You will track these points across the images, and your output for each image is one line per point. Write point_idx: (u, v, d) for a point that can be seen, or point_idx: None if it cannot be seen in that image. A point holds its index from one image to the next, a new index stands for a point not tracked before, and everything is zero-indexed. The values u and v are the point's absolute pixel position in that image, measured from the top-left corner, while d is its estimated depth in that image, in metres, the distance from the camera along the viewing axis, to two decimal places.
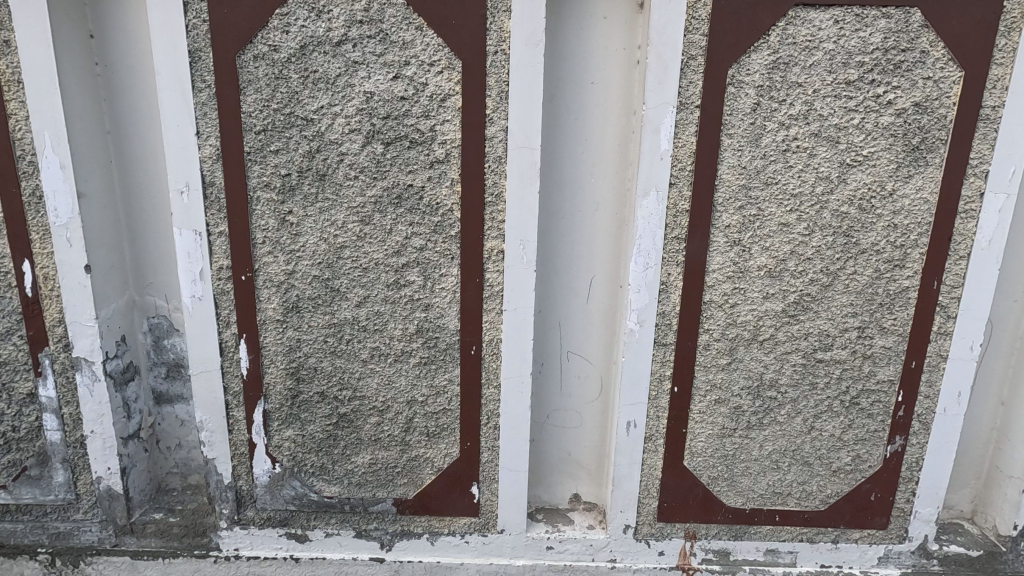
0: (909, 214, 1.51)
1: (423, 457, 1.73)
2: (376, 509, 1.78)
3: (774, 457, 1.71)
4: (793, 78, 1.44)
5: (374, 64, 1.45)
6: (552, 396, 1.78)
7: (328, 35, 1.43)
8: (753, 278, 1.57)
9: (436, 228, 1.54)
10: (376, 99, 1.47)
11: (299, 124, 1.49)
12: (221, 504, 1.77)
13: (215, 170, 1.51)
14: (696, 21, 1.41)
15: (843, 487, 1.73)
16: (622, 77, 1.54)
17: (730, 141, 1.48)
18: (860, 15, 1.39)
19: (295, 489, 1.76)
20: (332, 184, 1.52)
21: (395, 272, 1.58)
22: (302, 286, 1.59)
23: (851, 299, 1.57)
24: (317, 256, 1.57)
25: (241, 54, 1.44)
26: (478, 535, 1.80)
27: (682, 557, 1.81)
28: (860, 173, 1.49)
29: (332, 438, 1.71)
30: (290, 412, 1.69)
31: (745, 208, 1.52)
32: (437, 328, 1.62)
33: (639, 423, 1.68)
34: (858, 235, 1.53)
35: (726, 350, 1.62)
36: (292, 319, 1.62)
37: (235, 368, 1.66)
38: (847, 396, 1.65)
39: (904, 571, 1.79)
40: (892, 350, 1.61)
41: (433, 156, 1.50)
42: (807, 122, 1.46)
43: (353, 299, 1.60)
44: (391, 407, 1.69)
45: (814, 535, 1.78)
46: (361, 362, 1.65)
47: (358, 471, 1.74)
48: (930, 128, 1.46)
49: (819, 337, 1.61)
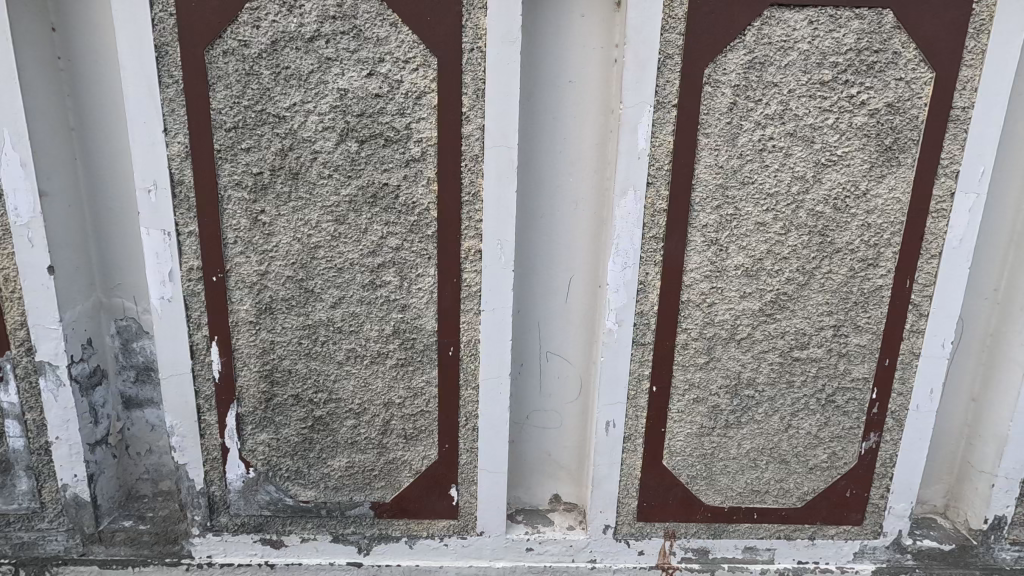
0: (882, 213, 1.53)
1: (401, 459, 1.71)
2: (353, 513, 1.75)
3: (751, 455, 1.72)
4: (769, 78, 1.44)
5: (348, 60, 1.42)
6: (531, 396, 1.77)
7: (301, 31, 1.40)
8: (730, 277, 1.57)
9: (413, 227, 1.52)
10: (350, 96, 1.44)
11: (271, 121, 1.45)
12: (193, 510, 1.73)
13: (184, 168, 1.47)
14: (672, 20, 1.41)
15: (819, 484, 1.75)
16: (600, 76, 1.53)
17: (707, 140, 1.48)
18: (834, 15, 1.40)
19: (269, 494, 1.72)
20: (306, 183, 1.49)
21: (371, 273, 1.55)
22: (275, 287, 1.56)
23: (827, 298, 1.59)
24: (291, 256, 1.54)
25: (210, 49, 1.40)
26: (457, 537, 1.79)
27: (662, 556, 1.81)
28: (835, 173, 1.50)
29: (307, 442, 1.68)
30: (264, 415, 1.66)
31: (722, 207, 1.52)
32: (415, 329, 1.60)
33: (618, 423, 1.68)
34: (833, 234, 1.54)
35: (704, 349, 1.63)
36: (266, 321, 1.58)
37: (207, 372, 1.62)
38: (823, 394, 1.67)
39: (879, 566, 1.81)
40: (867, 347, 1.63)
41: (409, 154, 1.48)
42: (783, 122, 1.47)
43: (328, 299, 1.57)
44: (368, 410, 1.66)
45: (791, 532, 1.79)
46: (336, 364, 1.62)
47: (335, 475, 1.71)
48: (902, 128, 1.48)
49: (795, 336, 1.62)
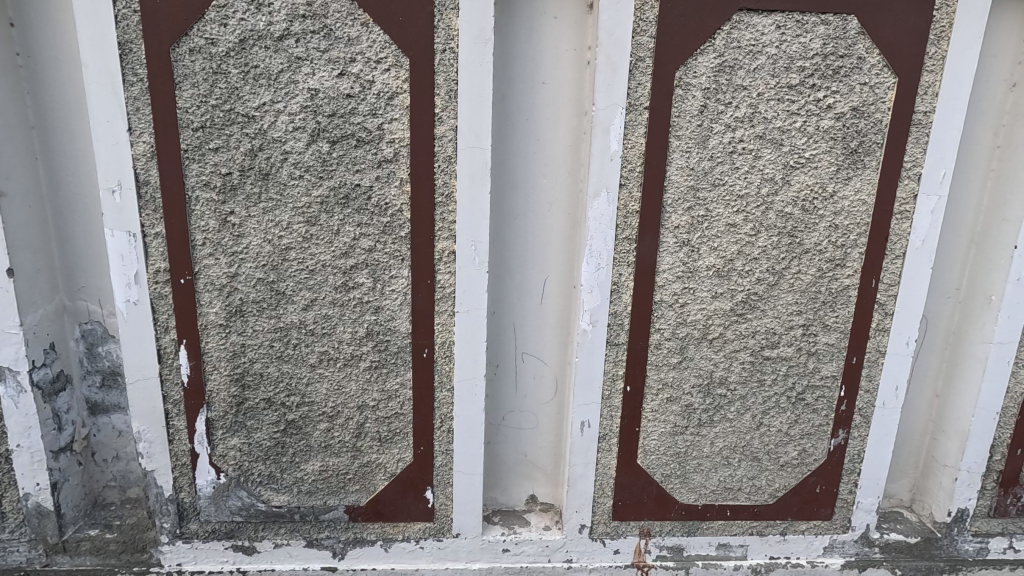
0: (849, 215, 1.56)
1: (376, 462, 1.69)
2: (327, 517, 1.73)
3: (724, 453, 1.75)
4: (738, 81, 1.46)
5: (318, 60, 1.41)
6: (507, 397, 1.77)
7: (270, 29, 1.38)
8: (701, 277, 1.59)
9: (385, 228, 1.51)
10: (321, 96, 1.43)
11: (239, 121, 1.43)
12: (161, 518, 1.69)
13: (150, 168, 1.44)
14: (643, 23, 1.42)
15: (790, 480, 1.78)
16: (573, 78, 1.54)
17: (678, 143, 1.49)
18: (801, 21, 1.43)
19: (241, 499, 1.69)
20: (276, 184, 1.47)
21: (343, 275, 1.54)
22: (245, 289, 1.53)
23: (796, 298, 1.62)
24: (261, 258, 1.51)
25: (176, 46, 1.37)
26: (433, 540, 1.78)
27: (637, 555, 1.82)
28: (803, 175, 1.53)
29: (279, 446, 1.66)
30: (234, 420, 1.63)
31: (693, 209, 1.54)
32: (389, 331, 1.59)
33: (593, 423, 1.69)
34: (802, 235, 1.57)
35: (677, 349, 1.64)
36: (236, 324, 1.56)
37: (175, 376, 1.59)
38: (793, 392, 1.70)
39: (849, 560, 1.85)
40: (835, 346, 1.66)
41: (381, 155, 1.47)
42: (752, 124, 1.49)
43: (300, 301, 1.55)
44: (341, 413, 1.64)
45: (763, 528, 1.82)
46: (309, 367, 1.60)
47: (308, 479, 1.69)
48: (867, 131, 1.51)
49: (766, 335, 1.64)
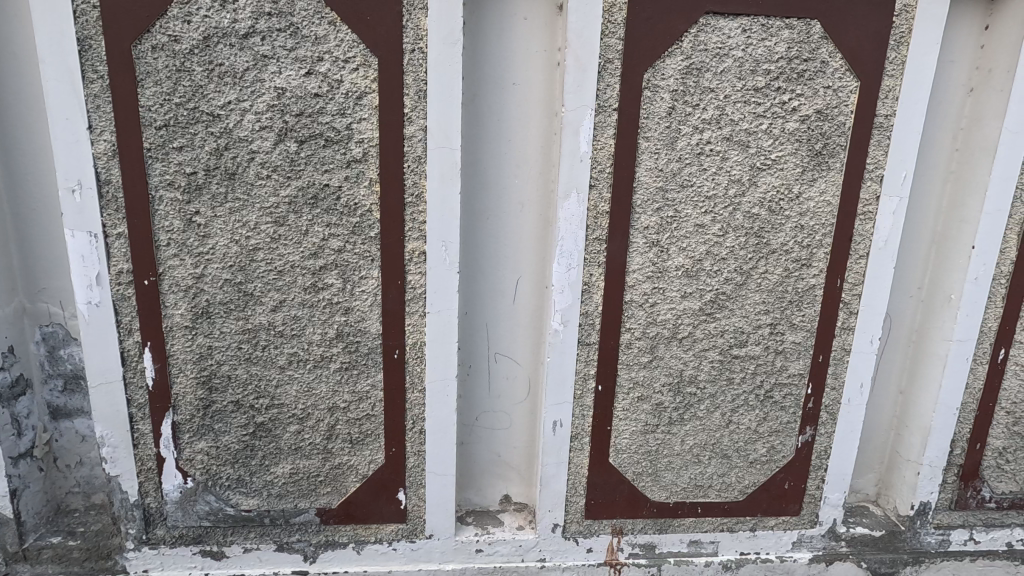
0: (814, 216, 1.59)
1: (347, 464, 1.68)
2: (298, 520, 1.71)
3: (695, 451, 1.77)
4: (705, 83, 1.48)
5: (285, 58, 1.39)
6: (480, 398, 1.77)
7: (234, 26, 1.36)
8: (671, 277, 1.61)
9: (355, 228, 1.50)
10: (288, 95, 1.41)
11: (204, 120, 1.41)
12: (127, 524, 1.66)
13: (111, 167, 1.42)
14: (612, 25, 1.43)
15: (759, 477, 1.80)
16: (544, 79, 1.54)
17: (647, 144, 1.51)
18: (766, 24, 1.45)
19: (209, 504, 1.67)
20: (243, 183, 1.45)
21: (312, 275, 1.52)
22: (211, 290, 1.51)
23: (763, 297, 1.64)
24: (228, 259, 1.49)
25: (138, 43, 1.35)
26: (406, 541, 1.77)
27: (610, 553, 1.83)
28: (769, 176, 1.55)
29: (248, 449, 1.64)
30: (202, 423, 1.60)
31: (662, 209, 1.55)
32: (359, 332, 1.58)
33: (565, 423, 1.70)
34: (768, 235, 1.59)
35: (647, 348, 1.66)
36: (202, 325, 1.53)
37: (140, 379, 1.56)
38: (762, 390, 1.72)
39: (816, 554, 1.89)
40: (801, 344, 1.69)
41: (350, 155, 1.46)
42: (719, 126, 1.51)
43: (268, 303, 1.53)
44: (311, 414, 1.63)
45: (733, 525, 1.85)
46: (278, 369, 1.59)
47: (279, 482, 1.67)
48: (831, 134, 1.54)
49: (734, 334, 1.67)
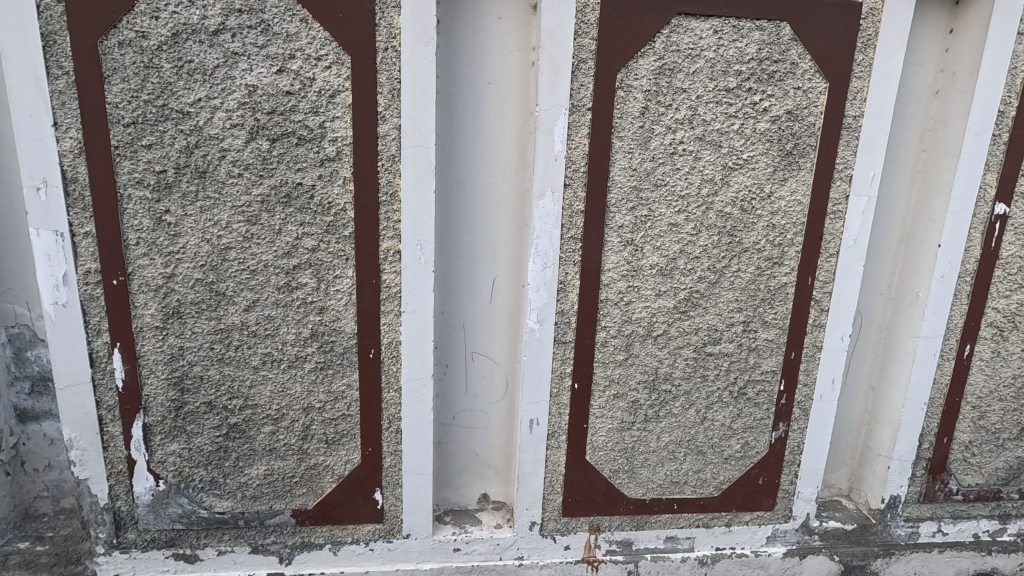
0: (785, 215, 1.62)
1: (323, 465, 1.67)
2: (273, 522, 1.70)
3: (670, 447, 1.78)
4: (678, 84, 1.50)
5: (255, 56, 1.38)
6: (457, 397, 1.77)
7: (204, 23, 1.34)
8: (645, 276, 1.62)
9: (329, 228, 1.49)
10: (259, 93, 1.40)
11: (173, 117, 1.39)
12: (97, 528, 1.63)
13: (78, 165, 1.39)
14: (585, 25, 1.44)
15: (733, 473, 1.83)
16: (518, 78, 1.55)
17: (621, 144, 1.52)
18: (737, 26, 1.47)
19: (182, 507, 1.65)
20: (214, 182, 1.43)
21: (286, 275, 1.51)
22: (183, 290, 1.49)
23: (736, 295, 1.66)
24: (199, 258, 1.47)
25: (104, 39, 1.33)
26: (383, 541, 1.76)
27: (588, 550, 1.84)
28: (741, 176, 1.57)
29: (221, 450, 1.62)
30: (174, 424, 1.58)
31: (637, 208, 1.57)
32: (334, 332, 1.57)
33: (541, 421, 1.70)
34: (741, 234, 1.62)
35: (622, 346, 1.67)
36: (173, 326, 1.51)
37: (109, 381, 1.53)
38: (735, 387, 1.74)
39: (790, 549, 1.92)
40: (774, 341, 1.72)
41: (323, 153, 1.45)
42: (692, 126, 1.53)
43: (241, 303, 1.52)
44: (286, 415, 1.62)
45: (709, 520, 1.87)
46: (252, 369, 1.57)
47: (253, 484, 1.66)
48: (801, 134, 1.56)
49: (708, 332, 1.69)
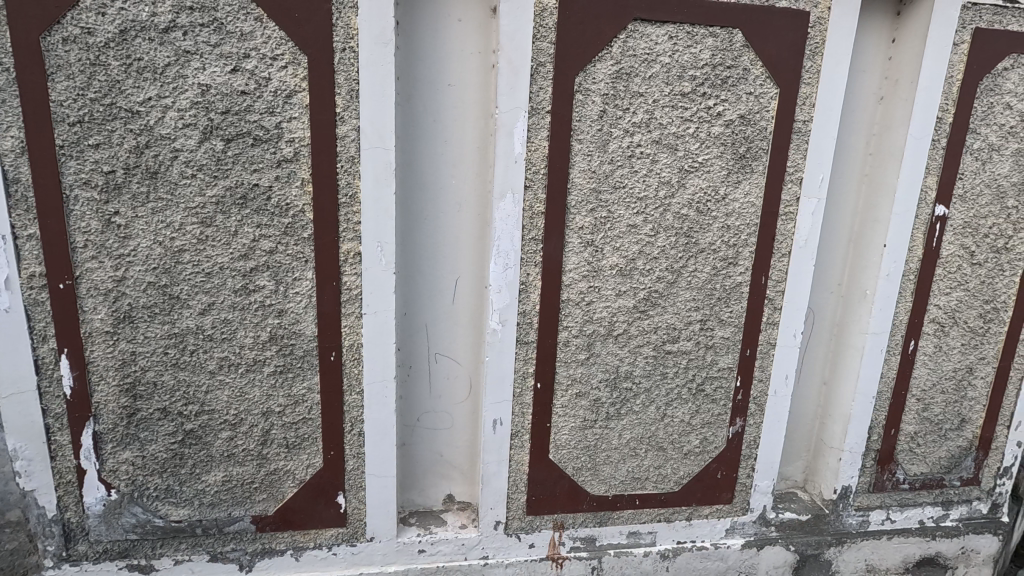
0: (739, 216, 1.67)
1: (284, 470, 1.65)
2: (232, 529, 1.67)
3: (632, 444, 1.82)
4: (635, 88, 1.53)
5: (208, 55, 1.35)
6: (421, 398, 1.76)
7: (153, 20, 1.31)
8: (606, 276, 1.65)
9: (287, 229, 1.47)
10: (213, 92, 1.37)
11: (122, 116, 1.35)
12: (45, 541, 1.58)
13: (20, 165, 1.34)
14: (543, 29, 1.45)
15: (693, 468, 1.87)
16: (479, 80, 1.55)
17: (580, 146, 1.54)
18: (691, 32, 1.51)
19: (136, 516, 1.60)
20: (166, 182, 1.40)
21: (243, 277, 1.49)
22: (134, 294, 1.45)
23: (694, 295, 1.71)
24: (152, 261, 1.44)
25: (47, 35, 1.28)
26: (347, 545, 1.75)
27: (552, 547, 1.86)
28: (697, 178, 1.61)
29: (177, 457, 1.59)
30: (126, 432, 1.54)
31: (596, 210, 1.59)
32: (293, 335, 1.55)
33: (504, 421, 1.71)
34: (697, 235, 1.66)
35: (584, 346, 1.70)
36: (125, 331, 1.47)
37: (56, 389, 1.48)
38: (694, 384, 1.79)
39: (748, 540, 1.97)
40: (730, 339, 1.77)
41: (280, 154, 1.43)
42: (649, 130, 1.56)
43: (196, 306, 1.49)
44: (244, 420, 1.59)
45: (670, 515, 1.91)
46: (208, 374, 1.54)
47: (211, 490, 1.63)
48: (753, 138, 1.61)
49: (667, 331, 1.73)
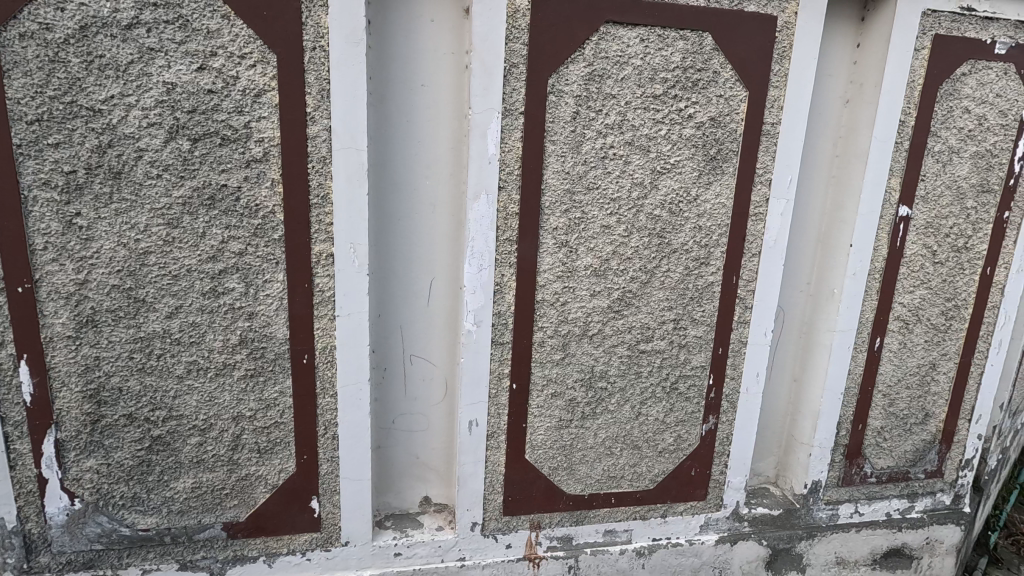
0: (711, 216, 1.69)
1: (255, 475, 1.62)
2: (202, 536, 1.63)
3: (607, 443, 1.83)
4: (607, 90, 1.54)
5: (174, 53, 1.32)
6: (397, 400, 1.75)
7: (115, 17, 1.28)
8: (580, 277, 1.66)
9: (257, 231, 1.45)
10: (179, 91, 1.34)
11: (84, 115, 1.31)
12: (4, 553, 1.52)
13: None
14: (516, 30, 1.45)
15: (667, 466, 1.89)
16: (452, 80, 1.55)
17: (554, 147, 1.55)
18: (662, 35, 1.53)
19: (101, 526, 1.56)
20: (130, 183, 1.37)
21: (211, 280, 1.46)
22: (98, 297, 1.41)
23: (667, 295, 1.73)
24: (115, 264, 1.40)
25: (3, 30, 1.24)
26: (321, 550, 1.73)
27: (529, 548, 1.87)
28: (669, 180, 1.63)
29: (144, 464, 1.55)
30: (90, 439, 1.50)
31: (570, 211, 1.60)
32: (264, 338, 1.53)
33: (480, 422, 1.71)
34: (670, 235, 1.68)
35: (559, 346, 1.70)
36: (88, 335, 1.43)
37: (15, 396, 1.43)
38: (668, 382, 1.81)
39: (722, 536, 2.00)
40: (703, 337, 1.79)
41: (249, 154, 1.41)
42: (622, 131, 1.57)
43: (162, 310, 1.45)
44: (214, 425, 1.56)
45: (645, 512, 1.93)
46: (176, 379, 1.51)
47: (180, 497, 1.59)
48: (724, 139, 1.64)
49: (641, 330, 1.74)
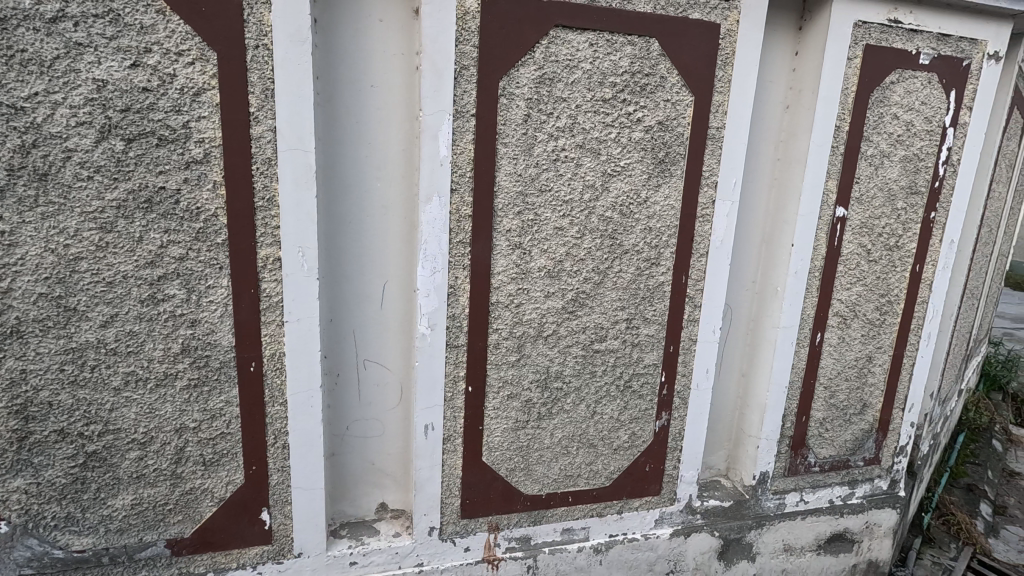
0: (660, 218, 1.73)
1: (201, 488, 1.56)
2: (144, 555, 1.56)
3: (564, 443, 1.85)
4: (557, 93, 1.55)
5: (104, 48, 1.26)
6: (350, 406, 1.72)
7: (39, 9, 1.21)
8: (534, 278, 1.67)
9: (198, 235, 1.40)
10: (111, 88, 1.28)
11: (4, 112, 1.23)
12: None
13: None
14: (466, 32, 1.45)
15: (623, 462, 1.93)
16: (403, 81, 1.53)
17: (505, 149, 1.55)
18: (610, 40, 1.55)
19: (30, 549, 1.46)
20: (58, 185, 1.29)
21: (150, 286, 1.39)
22: (23, 307, 1.32)
23: (619, 295, 1.76)
24: (42, 271, 1.31)
25: None
26: (272, 563, 1.68)
27: (487, 550, 1.86)
28: (619, 182, 1.66)
29: (79, 482, 1.46)
30: (17, 458, 1.40)
31: (523, 213, 1.61)
32: (208, 346, 1.47)
33: (436, 426, 1.70)
34: (621, 236, 1.71)
35: (514, 347, 1.71)
36: (12, 347, 1.33)
37: None
38: (622, 380, 1.84)
39: (676, 529, 2.05)
40: (654, 336, 1.83)
41: (189, 155, 1.35)
42: (573, 134, 1.59)
43: (96, 319, 1.38)
44: (155, 438, 1.49)
45: (602, 509, 1.96)
46: (112, 391, 1.43)
47: (119, 515, 1.52)
48: (672, 143, 1.68)
49: (595, 330, 1.77)
